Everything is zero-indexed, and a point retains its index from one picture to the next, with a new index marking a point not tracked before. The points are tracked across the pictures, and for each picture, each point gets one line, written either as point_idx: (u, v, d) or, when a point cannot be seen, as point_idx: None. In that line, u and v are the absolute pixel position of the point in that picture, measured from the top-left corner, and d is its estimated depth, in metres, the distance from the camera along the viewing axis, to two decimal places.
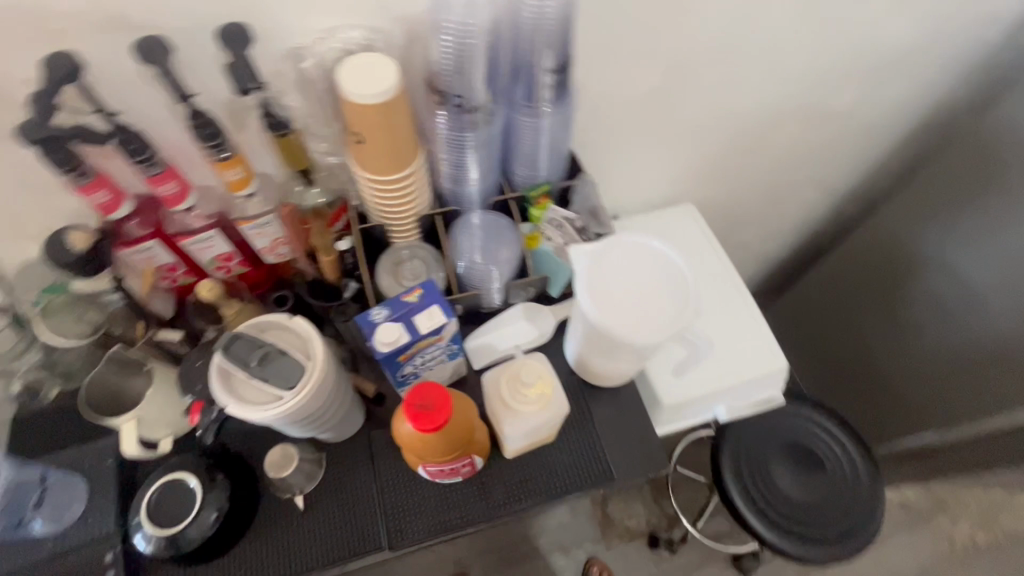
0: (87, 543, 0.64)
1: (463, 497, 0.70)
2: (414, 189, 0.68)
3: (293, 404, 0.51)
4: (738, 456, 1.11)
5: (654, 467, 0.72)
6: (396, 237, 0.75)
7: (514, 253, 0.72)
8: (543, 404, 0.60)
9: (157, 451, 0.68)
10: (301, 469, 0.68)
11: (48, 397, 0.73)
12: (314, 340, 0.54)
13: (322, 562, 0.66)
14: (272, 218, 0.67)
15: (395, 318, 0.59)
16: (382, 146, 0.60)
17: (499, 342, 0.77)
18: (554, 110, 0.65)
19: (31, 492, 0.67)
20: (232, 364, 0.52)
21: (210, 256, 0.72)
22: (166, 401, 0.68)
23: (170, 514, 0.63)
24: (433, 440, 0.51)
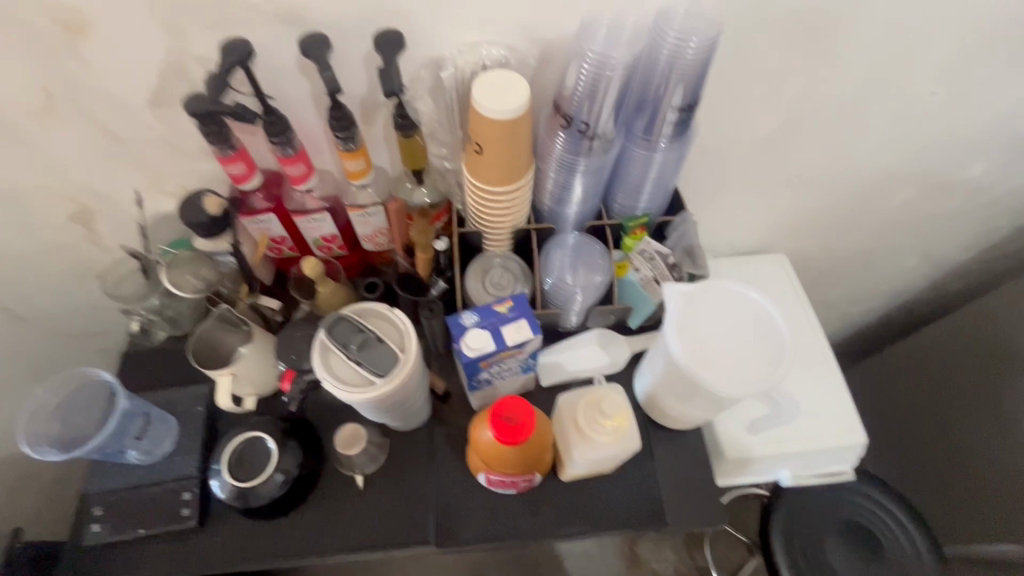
0: (170, 479, 0.70)
1: (513, 510, 0.71)
2: (517, 203, 0.69)
3: (383, 391, 0.53)
4: (796, 535, 1.04)
5: (710, 519, 0.70)
6: (488, 245, 0.77)
7: (604, 280, 0.72)
8: (616, 437, 0.59)
9: (242, 408, 0.74)
10: (366, 450, 0.71)
11: (157, 338, 0.81)
12: (410, 333, 0.56)
13: (371, 544, 0.69)
14: (380, 210, 0.73)
15: (483, 325, 0.61)
16: (498, 159, 0.62)
17: (569, 363, 0.78)
18: (670, 147, 0.65)
19: (135, 421, 0.70)
20: (333, 343, 0.55)
21: (317, 236, 0.78)
22: (257, 362, 0.73)
23: (246, 467, 0.68)
24: (507, 451, 0.52)
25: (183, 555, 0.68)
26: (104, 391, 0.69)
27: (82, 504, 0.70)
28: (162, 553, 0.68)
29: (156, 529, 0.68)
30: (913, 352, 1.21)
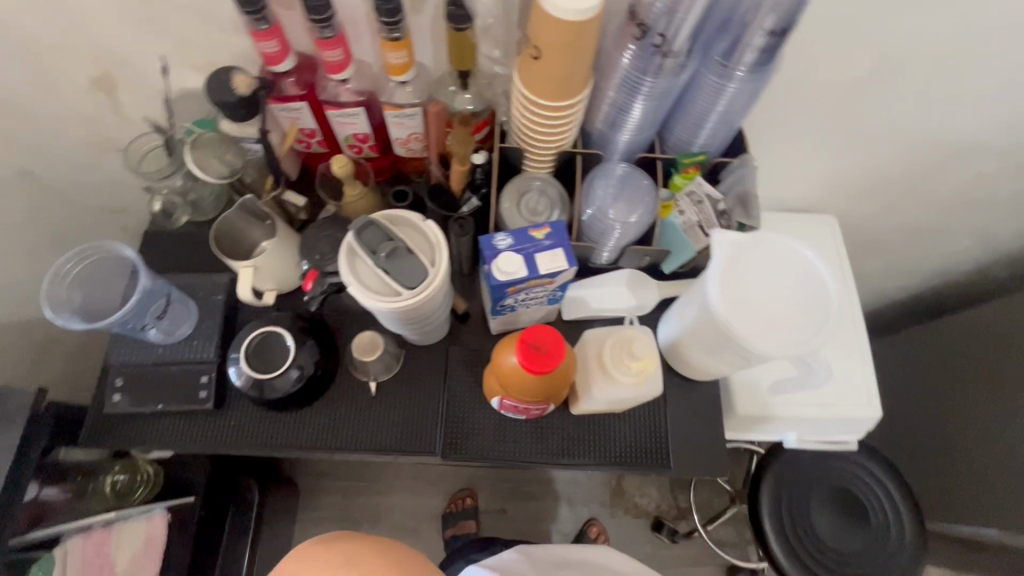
0: (189, 360, 0.71)
1: (520, 434, 0.72)
2: (567, 122, 0.64)
3: (408, 304, 0.51)
4: (784, 493, 1.06)
5: (713, 468, 0.71)
6: (528, 166, 0.73)
7: (641, 222, 0.68)
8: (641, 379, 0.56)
9: (261, 301, 0.73)
10: (383, 358, 0.71)
11: (179, 221, 0.78)
12: (441, 248, 0.53)
13: (379, 447, 0.71)
14: (418, 111, 0.68)
15: (517, 250, 0.58)
16: (555, 67, 0.56)
17: (594, 300, 0.76)
18: (748, 78, 0.58)
19: (157, 302, 0.68)
20: (361, 247, 0.52)
21: (348, 134, 0.73)
22: (280, 256, 0.71)
23: (264, 360, 0.68)
24: (530, 380, 0.50)
25: (200, 434, 0.70)
26: (128, 268, 0.68)
27: (104, 374, 0.72)
28: (179, 428, 0.70)
29: (175, 407, 0.70)
30: (939, 334, 1.17)
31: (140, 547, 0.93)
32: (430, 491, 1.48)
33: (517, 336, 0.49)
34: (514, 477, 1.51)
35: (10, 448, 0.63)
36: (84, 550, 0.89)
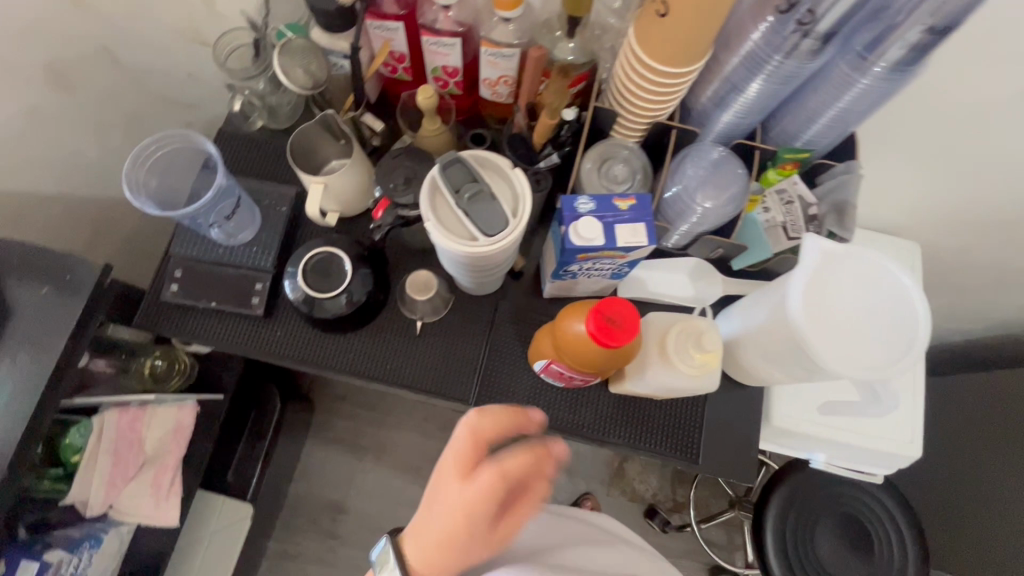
0: (246, 266, 0.71)
1: (554, 402, 0.71)
2: (672, 90, 0.60)
3: (483, 251, 0.50)
4: (794, 508, 1.05)
5: (739, 473, 0.71)
6: (616, 133, 0.69)
7: (726, 213, 0.65)
8: (701, 371, 0.53)
9: (322, 220, 0.70)
10: (433, 300, 0.71)
11: (254, 125, 0.78)
12: (525, 201, 0.51)
13: (415, 385, 0.72)
14: (516, 53, 0.65)
15: (598, 217, 0.55)
16: (682, 27, 0.52)
17: (653, 283, 0.74)
18: (884, 76, 0.53)
19: (228, 203, 0.68)
20: (445, 185, 0.51)
21: (438, 65, 0.70)
22: (350, 180, 0.69)
23: (319, 280, 0.68)
24: (595, 351, 0.48)
25: (247, 339, 0.71)
26: (199, 164, 0.69)
27: (164, 262, 0.73)
28: (228, 328, 0.72)
29: (227, 308, 0.71)
30: None
31: (170, 432, 0.96)
32: (438, 435, 1.51)
33: (591, 305, 0.47)
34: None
35: (70, 317, 0.64)
36: (120, 424, 0.90)
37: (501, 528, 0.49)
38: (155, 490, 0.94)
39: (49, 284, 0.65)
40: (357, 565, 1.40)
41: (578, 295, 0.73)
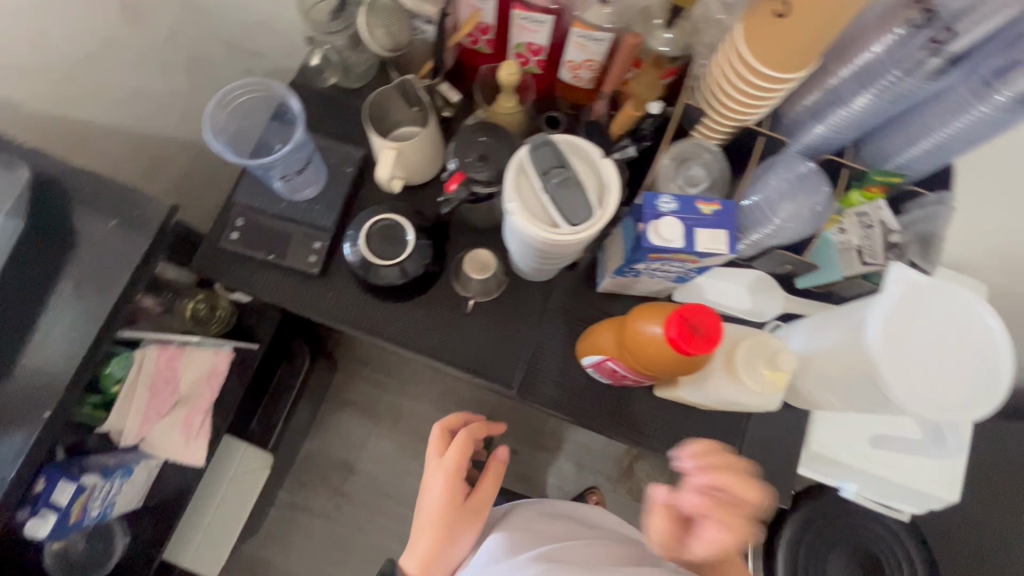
0: (307, 224, 0.71)
1: (595, 398, 0.71)
2: (769, 95, 0.58)
3: (561, 240, 0.49)
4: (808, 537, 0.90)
5: (773, 491, 0.70)
6: (699, 132, 0.66)
7: (801, 231, 0.63)
8: (769, 389, 0.51)
9: (385, 185, 0.67)
10: (487, 281, 0.70)
11: (326, 83, 0.76)
12: (612, 193, 0.49)
13: (459, 363, 0.72)
14: (609, 38, 0.63)
15: (680, 218, 0.54)
16: (797, 30, 0.50)
17: (710, 291, 0.72)
18: (1005, 109, 0.50)
19: (299, 158, 0.67)
20: (532, 166, 0.50)
21: (523, 41, 0.68)
22: (421, 149, 0.67)
23: (379, 247, 0.67)
24: (669, 357, 0.47)
25: (299, 295, 0.72)
26: (265, 117, 0.69)
27: (226, 209, 0.72)
28: (281, 283, 0.72)
29: (284, 263, 0.71)
30: None
31: (204, 375, 0.98)
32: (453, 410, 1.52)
33: (671, 310, 0.46)
34: (533, 424, 1.54)
35: (135, 254, 0.65)
36: (158, 361, 0.91)
37: (469, 503, 0.69)
38: (184, 429, 0.96)
39: (117, 217, 0.65)
40: (361, 525, 1.43)
41: (635, 293, 0.72)
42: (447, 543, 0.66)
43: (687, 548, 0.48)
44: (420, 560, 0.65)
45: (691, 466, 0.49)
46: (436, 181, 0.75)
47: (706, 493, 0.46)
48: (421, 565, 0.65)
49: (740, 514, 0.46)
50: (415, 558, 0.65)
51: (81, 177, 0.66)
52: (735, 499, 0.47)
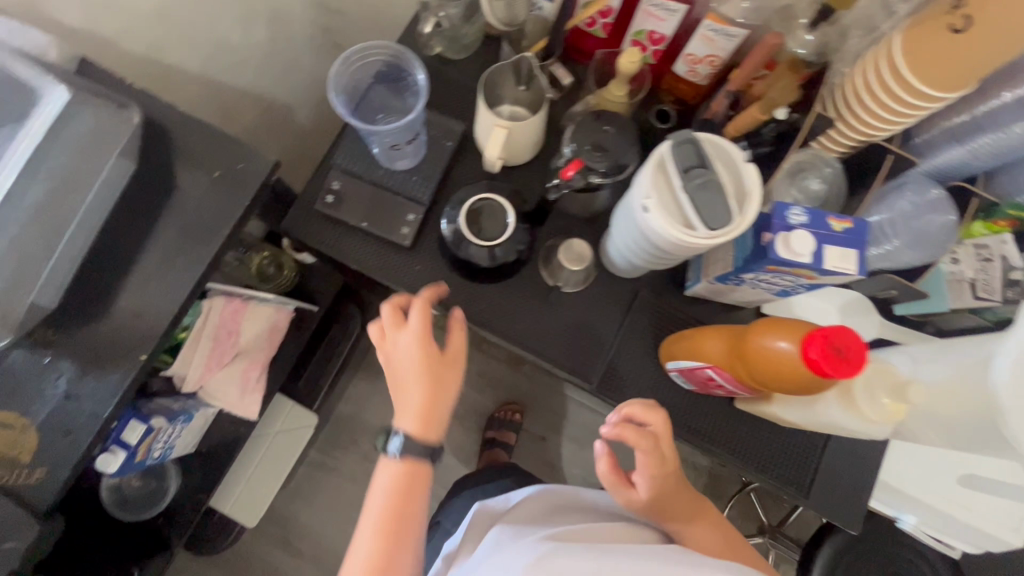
0: (403, 195, 0.70)
1: (673, 403, 0.70)
2: (915, 112, 0.55)
3: (695, 243, 0.47)
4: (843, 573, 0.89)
5: (844, 519, 0.69)
6: (819, 142, 0.64)
7: (912, 260, 0.62)
8: (889, 418, 0.50)
9: (488, 156, 0.65)
10: (579, 273, 0.69)
11: (431, 51, 0.74)
12: (754, 200, 0.47)
13: (540, 351, 0.71)
14: (742, 34, 0.60)
15: (810, 232, 0.52)
16: (970, 51, 0.47)
17: (799, 306, 0.70)
18: None
19: (403, 135, 0.65)
20: (672, 163, 0.48)
21: (646, 29, 0.65)
22: (530, 132, 0.65)
23: (478, 226, 0.66)
24: (798, 378, 0.46)
25: (387, 265, 0.71)
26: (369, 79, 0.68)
27: (324, 171, 0.72)
28: (370, 252, 0.71)
29: (377, 232, 0.70)
30: None
31: (265, 330, 0.99)
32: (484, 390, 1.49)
33: (809, 332, 0.44)
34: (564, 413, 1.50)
35: (236, 207, 0.64)
36: (222, 314, 0.89)
37: (449, 354, 0.61)
38: (242, 382, 0.97)
39: (221, 169, 0.65)
40: None
41: (723, 301, 0.71)
42: (434, 392, 0.59)
43: (635, 493, 0.61)
44: (418, 416, 0.58)
45: (613, 417, 0.62)
46: (533, 164, 0.73)
47: (612, 423, 0.59)
48: (421, 420, 0.58)
49: (649, 436, 0.59)
50: (412, 417, 0.58)
51: (186, 124, 0.66)
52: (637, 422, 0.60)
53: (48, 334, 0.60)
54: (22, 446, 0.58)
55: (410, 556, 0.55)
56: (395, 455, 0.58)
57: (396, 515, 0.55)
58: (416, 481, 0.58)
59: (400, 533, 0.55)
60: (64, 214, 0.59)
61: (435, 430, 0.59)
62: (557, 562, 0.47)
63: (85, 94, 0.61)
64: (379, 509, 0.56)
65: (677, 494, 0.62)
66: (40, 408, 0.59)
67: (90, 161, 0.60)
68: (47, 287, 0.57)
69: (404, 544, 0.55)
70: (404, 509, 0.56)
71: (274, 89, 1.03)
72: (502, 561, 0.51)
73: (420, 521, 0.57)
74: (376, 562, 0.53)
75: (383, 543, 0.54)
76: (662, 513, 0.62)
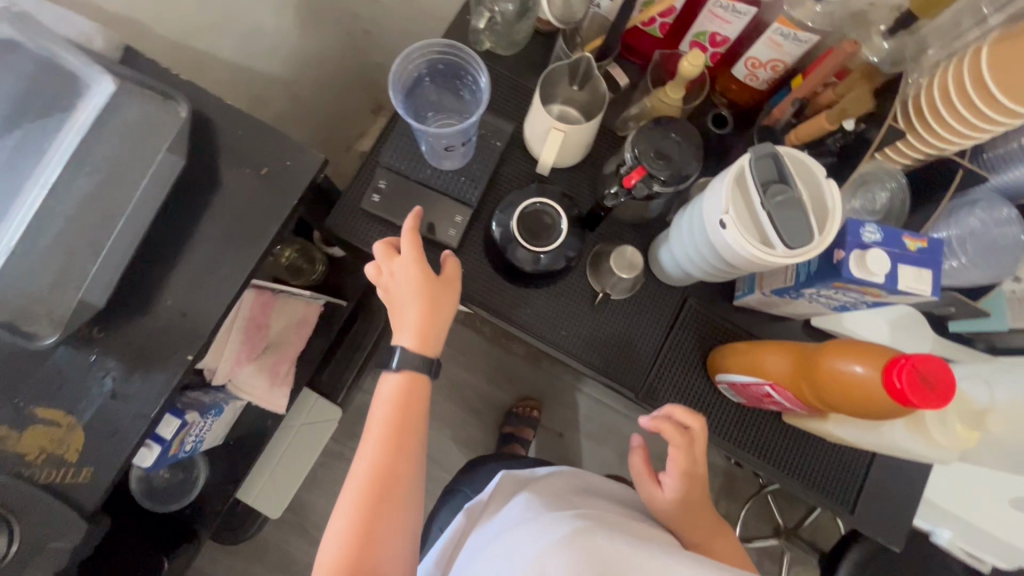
0: (451, 195, 0.69)
1: (719, 414, 0.69)
2: (992, 130, 0.53)
3: (772, 261, 0.46)
4: None
5: (889, 536, 0.68)
6: (882, 153, 0.62)
7: (977, 277, 0.61)
8: (957, 445, 0.52)
9: (542, 158, 0.65)
10: (630, 281, 0.67)
11: (480, 47, 0.72)
12: (835, 219, 0.47)
13: (586, 358, 0.69)
14: (813, 39, 0.57)
15: (885, 251, 0.50)
16: None
17: (850, 319, 0.68)
18: None
19: (455, 138, 0.64)
20: (752, 178, 0.47)
21: (708, 31, 0.64)
22: (585, 134, 0.63)
23: (531, 230, 0.65)
24: (878, 406, 0.46)
25: (431, 266, 0.68)
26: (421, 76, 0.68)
27: (369, 168, 0.70)
28: None
29: (424, 232, 0.68)
30: None
31: (295, 323, 0.98)
32: (503, 385, 1.45)
33: (893, 358, 0.44)
34: (583, 410, 1.46)
35: (283, 203, 0.63)
36: (253, 306, 0.88)
37: (445, 277, 0.61)
38: (271, 375, 0.95)
39: (269, 165, 0.63)
40: None
41: (772, 313, 0.70)
42: (435, 312, 0.60)
43: (660, 491, 0.61)
44: (417, 331, 0.59)
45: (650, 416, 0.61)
46: (583, 166, 0.71)
47: (651, 418, 0.59)
48: (420, 335, 0.59)
49: (686, 437, 0.60)
50: (411, 333, 0.59)
51: (232, 116, 0.64)
52: (678, 423, 0.60)
53: (93, 330, 0.59)
54: (67, 445, 0.57)
55: (412, 466, 0.57)
56: (394, 369, 0.59)
57: (399, 426, 0.58)
58: (417, 391, 0.59)
59: (402, 445, 0.57)
60: (112, 209, 0.57)
61: (433, 344, 0.60)
62: (594, 541, 0.47)
63: (133, 86, 0.60)
64: (382, 417, 0.58)
65: (703, 511, 0.61)
66: (86, 406, 0.58)
67: (138, 155, 0.59)
68: (95, 285, 0.56)
69: (404, 456, 0.57)
70: (406, 421, 0.58)
71: (303, 74, 1.00)
72: (525, 533, 0.50)
73: (421, 434, 0.59)
74: (379, 467, 0.56)
75: (387, 453, 0.56)
76: (683, 523, 0.60)
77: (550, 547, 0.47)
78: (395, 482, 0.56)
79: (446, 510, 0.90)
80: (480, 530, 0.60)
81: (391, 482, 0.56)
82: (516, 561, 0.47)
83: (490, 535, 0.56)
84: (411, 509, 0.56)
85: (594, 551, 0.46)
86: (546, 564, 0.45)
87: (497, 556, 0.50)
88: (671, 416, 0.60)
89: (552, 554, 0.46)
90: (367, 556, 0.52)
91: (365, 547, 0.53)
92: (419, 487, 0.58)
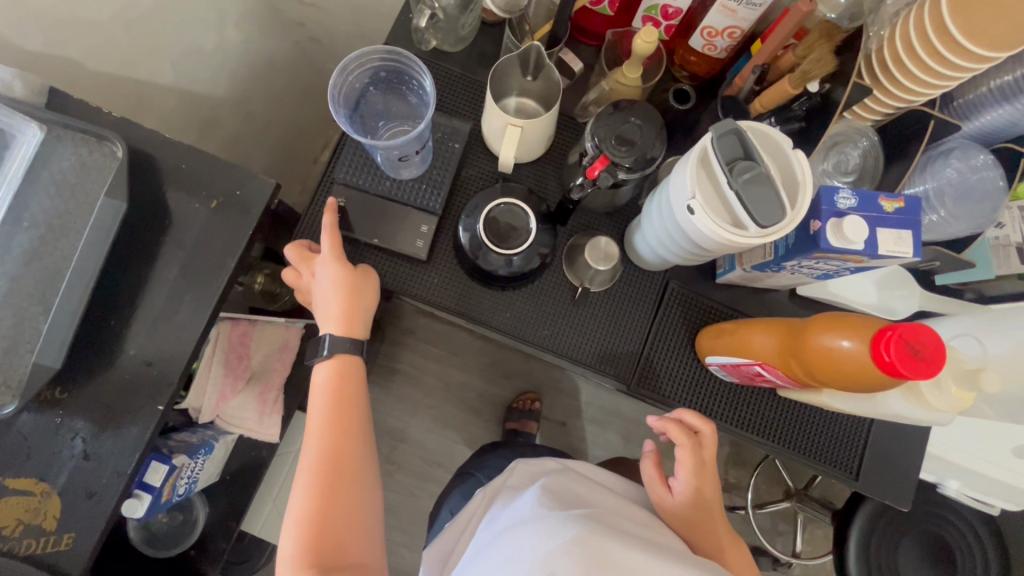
0: (412, 206, 0.66)
1: (711, 395, 0.68)
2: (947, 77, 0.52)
3: (747, 244, 0.45)
4: (879, 534, 0.90)
5: (896, 498, 0.67)
6: (851, 112, 0.60)
7: (956, 228, 0.61)
8: (957, 406, 0.51)
9: (503, 157, 0.61)
10: (608, 272, 0.65)
11: (427, 46, 0.69)
12: (807, 191, 0.45)
13: (575, 357, 0.67)
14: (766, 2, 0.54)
15: (862, 216, 0.48)
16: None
17: (836, 283, 0.67)
18: None
19: (410, 147, 0.61)
20: (717, 157, 0.45)
21: (659, 4, 0.61)
22: (546, 126, 0.60)
23: (499, 233, 0.63)
24: (870, 380, 0.45)
25: (402, 281, 0.66)
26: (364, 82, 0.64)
27: (325, 187, 0.67)
28: (383, 269, 0.66)
29: (391, 247, 0.66)
30: None
31: (275, 350, 0.92)
32: (500, 380, 1.43)
33: (880, 330, 0.43)
34: (583, 397, 1.45)
35: (239, 235, 0.60)
36: (231, 337, 0.84)
37: (364, 271, 0.62)
38: (259, 405, 0.91)
39: (219, 198, 0.60)
40: (411, 492, 1.36)
41: (755, 286, 0.68)
42: (357, 308, 0.60)
43: (670, 495, 0.61)
44: (341, 319, 0.60)
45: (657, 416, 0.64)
46: (547, 157, 0.69)
47: (660, 417, 0.62)
48: (344, 322, 0.60)
49: (694, 439, 0.62)
50: (334, 321, 0.60)
51: (172, 150, 0.61)
52: (689, 428, 0.63)
53: (55, 392, 0.56)
54: (44, 513, 0.55)
55: (357, 446, 0.59)
56: (325, 355, 0.60)
57: (335, 407, 0.60)
58: (350, 376, 0.61)
59: (342, 426, 0.59)
60: (56, 265, 0.55)
61: (360, 327, 0.62)
62: (600, 543, 0.46)
63: (62, 131, 0.57)
64: (321, 410, 0.59)
65: (712, 520, 0.60)
66: (59, 471, 0.56)
67: (78, 205, 0.56)
68: (46, 347, 0.54)
69: (347, 434, 0.59)
70: (342, 401, 0.60)
71: (252, 91, 0.96)
72: (527, 532, 0.48)
73: (361, 415, 0.61)
74: (326, 455, 0.57)
75: (330, 438, 0.58)
76: (692, 528, 0.59)
77: (558, 549, 0.45)
78: (344, 463, 0.57)
79: (446, 507, 0.90)
80: (483, 526, 0.57)
81: (340, 464, 0.57)
82: (520, 564, 0.46)
83: (492, 533, 0.54)
84: (364, 485, 0.58)
85: (600, 554, 0.45)
86: (553, 565, 0.44)
87: (499, 557, 0.48)
88: (682, 420, 0.62)
89: (558, 558, 0.44)
90: (331, 533, 0.54)
91: (326, 528, 0.54)
92: (370, 466, 0.60)
